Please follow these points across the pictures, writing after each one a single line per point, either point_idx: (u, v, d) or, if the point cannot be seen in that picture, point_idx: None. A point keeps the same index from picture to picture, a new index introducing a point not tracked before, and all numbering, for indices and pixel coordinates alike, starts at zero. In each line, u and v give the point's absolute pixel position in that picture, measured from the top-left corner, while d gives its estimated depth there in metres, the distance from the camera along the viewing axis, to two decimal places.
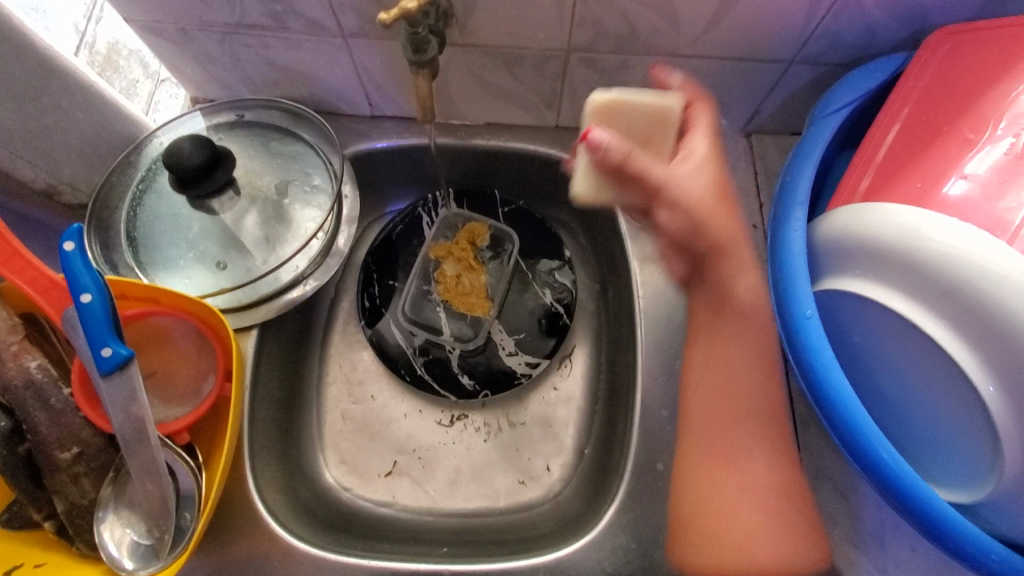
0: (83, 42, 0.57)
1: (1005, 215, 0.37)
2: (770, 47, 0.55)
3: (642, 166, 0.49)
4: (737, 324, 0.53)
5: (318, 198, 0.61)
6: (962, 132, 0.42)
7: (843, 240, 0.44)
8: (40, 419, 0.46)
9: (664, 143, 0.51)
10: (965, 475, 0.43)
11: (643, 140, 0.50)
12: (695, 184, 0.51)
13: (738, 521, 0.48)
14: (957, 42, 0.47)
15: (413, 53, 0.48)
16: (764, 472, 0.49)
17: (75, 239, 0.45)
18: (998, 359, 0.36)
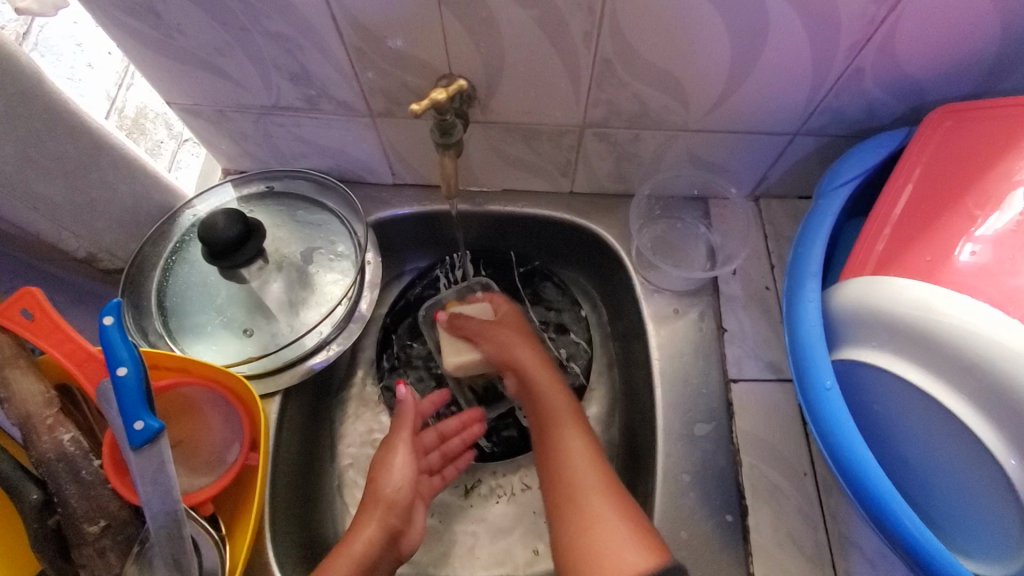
0: (114, 108, 0.85)
1: (1016, 292, 0.38)
2: (776, 123, 0.58)
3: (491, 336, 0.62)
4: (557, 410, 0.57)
5: (342, 265, 0.63)
6: (968, 209, 0.43)
7: (857, 311, 0.45)
8: (70, 492, 0.47)
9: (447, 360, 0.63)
10: (996, 549, 0.43)
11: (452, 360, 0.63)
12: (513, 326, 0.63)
13: (615, 549, 0.47)
14: (958, 120, 0.49)
15: (440, 136, 0.51)
16: (612, 521, 0.49)
17: (115, 313, 0.47)
18: (1020, 435, 0.37)
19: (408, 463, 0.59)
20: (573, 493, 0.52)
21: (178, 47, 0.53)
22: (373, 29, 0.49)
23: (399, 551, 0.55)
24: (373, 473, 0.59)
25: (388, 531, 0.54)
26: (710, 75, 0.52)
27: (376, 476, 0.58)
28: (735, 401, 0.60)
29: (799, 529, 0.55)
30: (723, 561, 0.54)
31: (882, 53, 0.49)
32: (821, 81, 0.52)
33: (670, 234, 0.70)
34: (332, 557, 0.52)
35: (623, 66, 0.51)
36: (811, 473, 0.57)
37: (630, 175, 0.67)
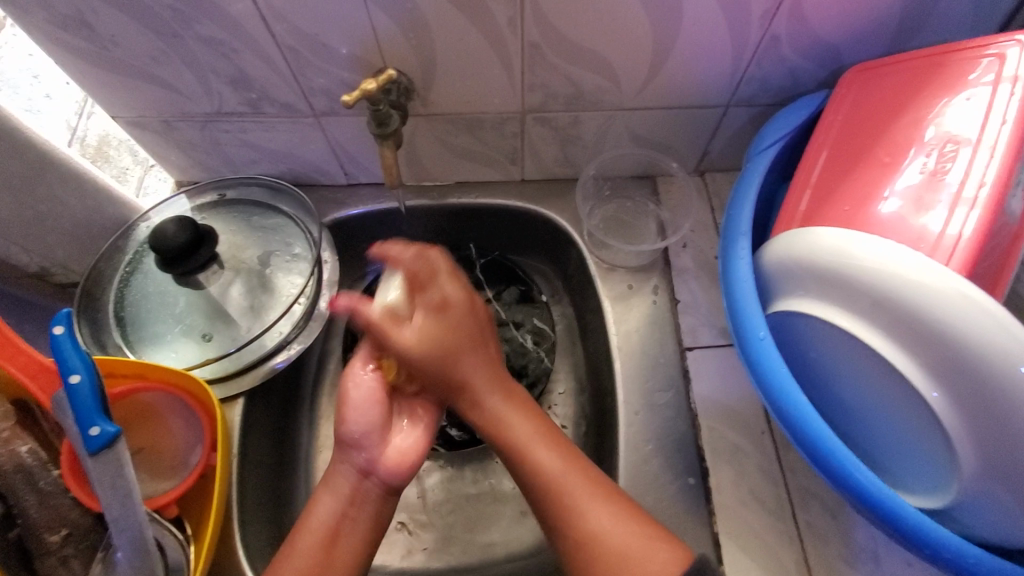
0: (76, 137, 0.66)
1: (923, 231, 0.41)
2: (706, 96, 0.60)
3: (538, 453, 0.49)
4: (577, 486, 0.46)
5: (299, 266, 0.63)
6: (878, 157, 0.46)
7: (786, 263, 0.46)
8: (30, 503, 0.47)
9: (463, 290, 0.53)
10: (932, 480, 0.44)
11: (417, 283, 0.52)
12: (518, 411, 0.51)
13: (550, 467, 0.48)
14: (867, 78, 0.51)
15: (377, 127, 0.54)
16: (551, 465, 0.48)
17: (65, 323, 0.46)
18: (933, 363, 0.39)
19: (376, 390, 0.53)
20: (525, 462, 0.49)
21: (116, 59, 0.54)
22: (304, 28, 0.51)
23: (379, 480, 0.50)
24: (463, 368, 0.50)
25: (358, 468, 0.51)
26: (635, 51, 0.54)
27: (486, 374, 0.51)
28: (691, 367, 0.62)
29: (759, 486, 0.56)
30: (688, 524, 0.55)
31: (794, 20, 0.51)
32: (741, 52, 0.54)
33: (621, 212, 0.72)
34: (494, 404, 0.50)
35: (551, 48, 0.53)
36: (769, 431, 0.59)
37: (577, 158, 0.69)
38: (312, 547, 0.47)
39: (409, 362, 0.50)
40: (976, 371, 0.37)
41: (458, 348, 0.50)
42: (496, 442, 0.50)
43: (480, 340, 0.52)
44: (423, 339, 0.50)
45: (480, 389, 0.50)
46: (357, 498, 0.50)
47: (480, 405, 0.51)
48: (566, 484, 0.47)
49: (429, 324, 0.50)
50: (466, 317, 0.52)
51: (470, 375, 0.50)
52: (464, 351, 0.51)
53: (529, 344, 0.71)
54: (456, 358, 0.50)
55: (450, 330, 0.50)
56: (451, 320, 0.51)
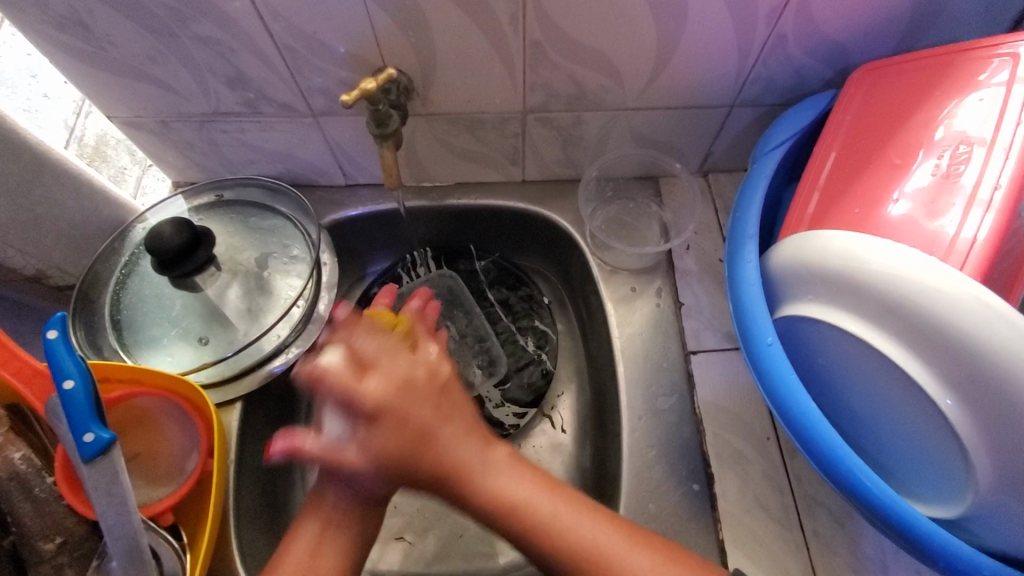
0: (73, 137, 0.64)
1: (937, 234, 0.40)
2: (711, 95, 0.59)
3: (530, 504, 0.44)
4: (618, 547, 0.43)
5: (297, 268, 0.62)
6: (890, 158, 0.45)
7: (795, 267, 0.45)
8: (25, 511, 0.46)
9: (421, 368, 0.46)
10: (945, 490, 0.43)
11: (365, 361, 0.44)
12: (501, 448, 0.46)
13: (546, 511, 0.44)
14: (877, 77, 0.50)
15: (376, 128, 0.53)
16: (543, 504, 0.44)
17: (59, 327, 0.45)
18: (948, 370, 0.38)
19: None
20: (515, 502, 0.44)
21: (111, 58, 0.53)
22: (302, 26, 0.50)
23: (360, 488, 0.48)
24: (441, 451, 0.44)
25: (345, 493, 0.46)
26: (639, 50, 0.53)
27: (468, 438, 0.45)
28: (696, 371, 0.61)
29: (765, 493, 0.55)
30: (693, 532, 0.54)
31: (802, 19, 0.50)
32: (747, 51, 0.53)
33: (624, 214, 0.71)
34: (490, 480, 0.44)
35: (553, 47, 0.52)
36: (774, 437, 0.58)
37: (579, 159, 0.68)
38: (299, 554, 0.45)
39: (362, 426, 0.44)
40: (992, 377, 0.36)
41: (430, 426, 0.44)
42: (489, 513, 0.44)
43: (448, 405, 0.46)
44: (372, 442, 0.42)
45: (472, 468, 0.44)
46: (341, 510, 0.47)
47: (481, 488, 0.44)
48: (564, 527, 0.43)
49: (378, 435, 0.42)
50: (424, 401, 0.44)
51: (458, 457, 0.44)
52: (435, 426, 0.44)
53: (531, 347, 0.71)
54: (433, 441, 0.44)
55: (410, 414, 0.43)
56: (405, 380, 0.44)
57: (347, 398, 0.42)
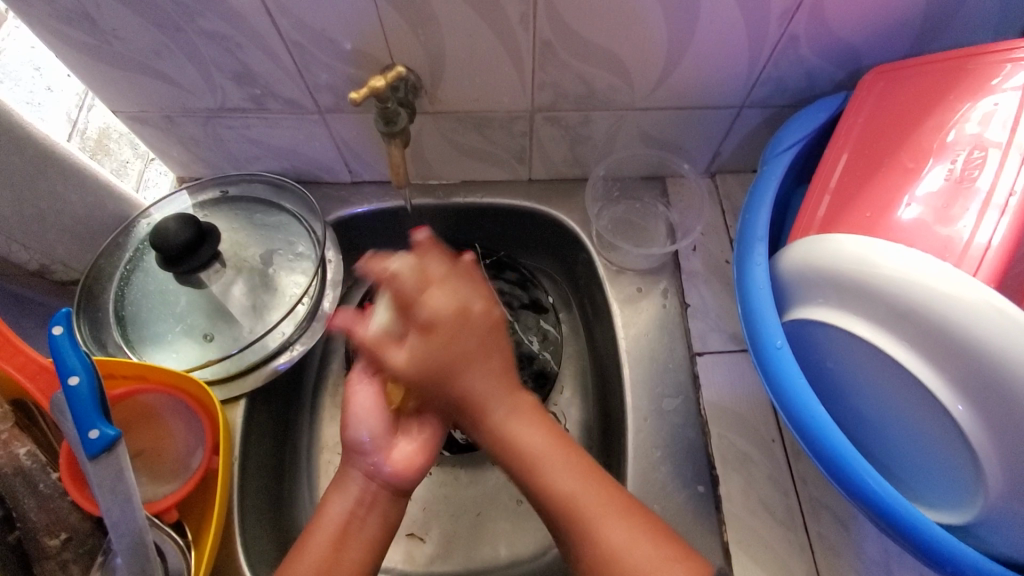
0: (76, 129, 0.61)
1: (949, 240, 0.40)
2: (720, 96, 0.58)
3: (551, 473, 0.47)
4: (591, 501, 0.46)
5: (302, 265, 0.62)
6: (902, 162, 0.45)
7: (805, 271, 0.45)
8: (29, 506, 0.46)
9: (477, 301, 0.50)
10: (955, 496, 0.43)
11: (416, 296, 0.49)
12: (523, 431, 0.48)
13: (563, 486, 0.46)
14: (889, 80, 0.50)
15: (384, 125, 0.52)
16: (569, 483, 0.46)
17: (64, 322, 0.44)
18: (960, 376, 0.38)
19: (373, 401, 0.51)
20: (537, 476, 0.47)
21: (118, 53, 0.53)
22: (311, 23, 0.49)
23: (385, 482, 0.49)
24: (464, 386, 0.48)
25: (368, 473, 0.49)
26: (649, 50, 0.52)
27: (495, 390, 0.49)
28: (701, 373, 0.61)
29: (769, 495, 0.55)
30: (697, 533, 0.54)
31: (814, 20, 0.50)
32: (758, 52, 0.53)
33: (630, 214, 0.71)
34: (506, 421, 0.49)
35: (563, 46, 0.52)
36: (780, 439, 0.58)
37: (586, 158, 0.68)
38: (322, 544, 0.46)
39: (407, 381, 0.48)
40: (1006, 385, 0.36)
41: (472, 358, 0.48)
42: (503, 451, 0.49)
43: (491, 343, 0.50)
44: (427, 356, 0.47)
45: (495, 407, 0.49)
46: (367, 501, 0.49)
47: (499, 427, 0.48)
48: (563, 475, 0.47)
49: (428, 347, 0.48)
50: (474, 334, 0.49)
51: (478, 392, 0.48)
52: (466, 381, 0.48)
53: (536, 347, 0.70)
54: (462, 375, 0.48)
55: (455, 342, 0.48)
56: (429, 357, 0.48)
57: (376, 347, 0.49)
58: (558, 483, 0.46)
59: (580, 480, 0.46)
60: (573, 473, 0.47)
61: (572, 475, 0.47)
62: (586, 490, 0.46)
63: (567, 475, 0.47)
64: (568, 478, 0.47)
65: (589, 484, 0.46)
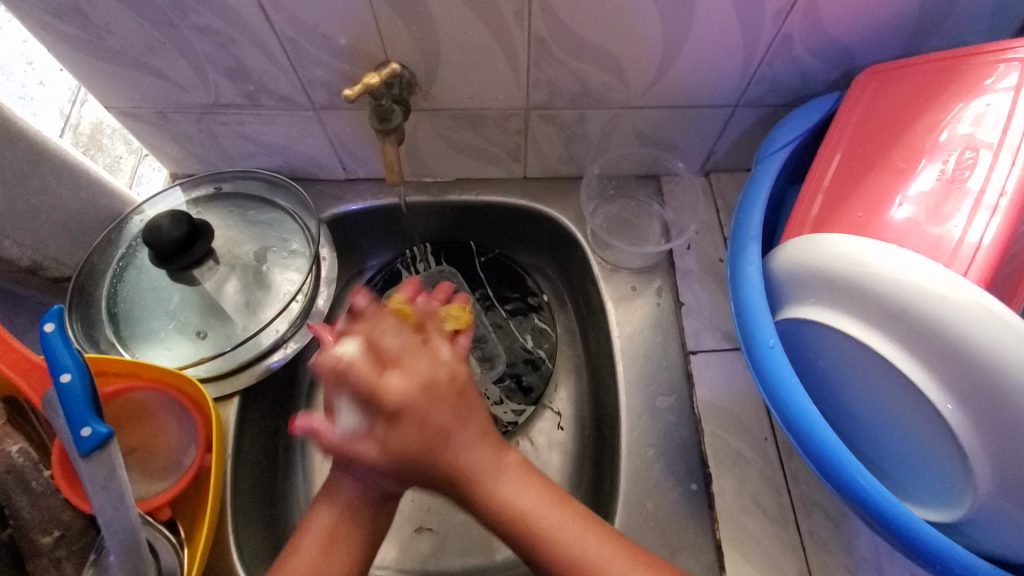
0: (67, 123, 0.71)
1: (940, 240, 0.40)
2: (715, 95, 0.58)
3: (547, 529, 0.44)
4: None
5: (296, 262, 0.62)
6: (894, 162, 0.45)
7: (798, 271, 0.45)
8: (21, 504, 0.46)
9: (442, 370, 0.45)
10: (944, 494, 0.44)
11: (387, 359, 0.44)
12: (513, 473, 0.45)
13: (563, 542, 0.43)
14: (882, 79, 0.50)
15: (378, 122, 0.52)
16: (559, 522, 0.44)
17: (56, 320, 0.44)
18: (951, 376, 0.38)
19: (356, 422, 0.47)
20: (533, 534, 0.44)
21: (110, 48, 0.52)
22: (304, 19, 0.49)
23: (377, 489, 0.47)
24: (456, 441, 0.44)
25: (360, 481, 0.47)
26: (644, 48, 0.52)
27: (477, 441, 0.45)
28: (695, 372, 0.61)
29: (761, 493, 0.56)
30: (689, 531, 0.54)
31: (808, 20, 0.50)
32: (753, 51, 0.53)
33: (625, 212, 0.71)
34: (501, 487, 0.45)
35: (558, 44, 0.52)
36: (772, 437, 0.58)
37: (581, 156, 0.68)
38: (311, 551, 0.45)
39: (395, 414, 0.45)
40: (995, 385, 0.36)
41: (450, 429, 0.44)
42: (495, 520, 0.45)
43: (465, 412, 0.45)
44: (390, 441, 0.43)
45: (484, 473, 0.45)
46: (354, 508, 0.47)
47: (492, 496, 0.44)
48: (570, 539, 0.43)
49: (397, 436, 0.43)
50: (444, 404, 0.44)
51: (469, 459, 0.44)
52: (454, 428, 0.44)
53: (530, 344, 0.71)
54: (449, 444, 0.44)
55: (428, 420, 0.43)
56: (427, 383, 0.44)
57: (345, 448, 0.43)
58: (556, 541, 0.43)
59: (580, 530, 0.44)
60: (571, 526, 0.44)
61: (570, 525, 0.44)
62: (588, 542, 0.43)
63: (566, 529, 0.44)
64: (564, 531, 0.44)
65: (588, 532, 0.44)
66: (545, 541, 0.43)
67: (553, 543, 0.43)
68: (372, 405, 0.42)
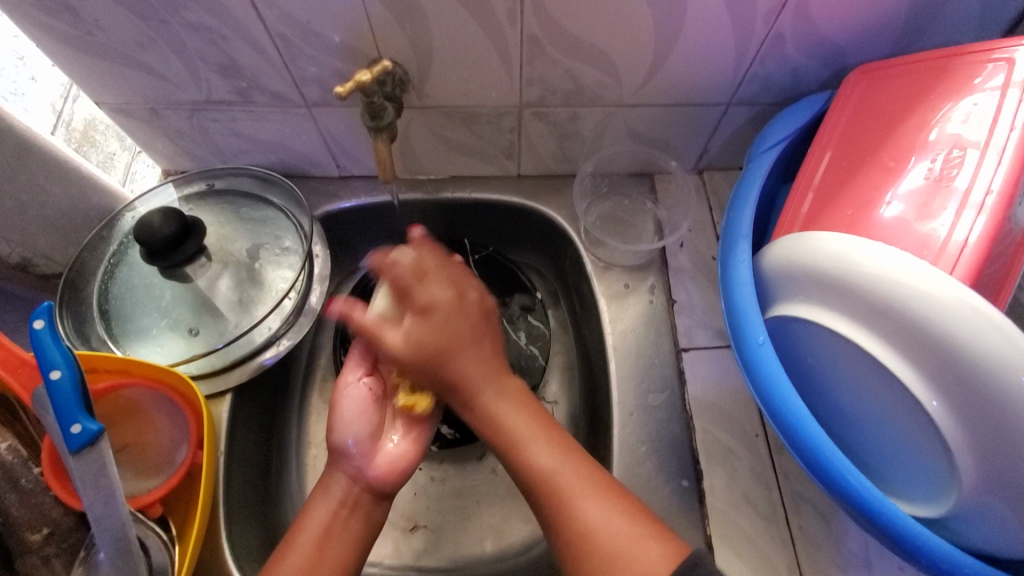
0: (60, 121, 0.62)
1: (928, 238, 0.40)
2: (708, 94, 0.59)
3: (530, 446, 0.49)
4: (570, 485, 0.46)
5: (289, 259, 0.62)
6: (883, 161, 0.45)
7: (788, 268, 0.46)
8: (10, 502, 0.46)
9: (462, 291, 0.54)
10: (931, 491, 0.44)
11: (411, 298, 0.53)
12: (511, 395, 0.51)
13: (546, 462, 0.48)
14: (873, 78, 0.50)
15: (371, 120, 0.52)
16: (545, 445, 0.48)
17: (45, 317, 0.44)
18: (937, 374, 0.38)
19: (365, 400, 0.54)
20: (515, 446, 0.49)
21: (100, 44, 0.52)
22: (296, 15, 0.49)
23: (368, 484, 0.50)
24: (459, 366, 0.50)
25: (352, 473, 0.50)
26: (637, 46, 0.53)
27: (487, 373, 0.51)
28: (686, 369, 0.61)
29: (753, 490, 0.56)
30: (681, 527, 0.55)
31: (799, 19, 0.50)
32: (745, 50, 0.53)
33: (619, 210, 0.71)
34: (494, 401, 0.50)
35: (551, 42, 0.52)
36: (763, 434, 0.58)
37: (575, 154, 0.68)
38: (307, 543, 0.46)
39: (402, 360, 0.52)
40: (979, 382, 0.37)
41: (460, 345, 0.51)
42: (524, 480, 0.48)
43: (483, 330, 0.53)
44: (414, 337, 0.51)
45: (478, 386, 0.50)
46: (350, 502, 0.49)
47: (485, 406, 0.50)
48: (549, 460, 0.48)
49: (421, 330, 0.51)
50: (465, 320, 0.52)
51: (467, 372, 0.51)
52: (455, 351, 0.51)
53: (523, 343, 0.70)
54: (473, 371, 0.51)
55: (446, 330, 0.51)
56: (443, 324, 0.51)
57: (374, 329, 0.53)
58: (538, 455, 0.48)
59: (580, 468, 0.47)
60: (550, 452, 0.48)
61: (552, 454, 0.48)
62: (579, 463, 0.48)
63: (551, 454, 0.48)
64: (553, 455, 0.48)
65: (580, 463, 0.48)
66: (528, 458, 0.48)
67: (538, 459, 0.48)
68: (405, 298, 0.53)
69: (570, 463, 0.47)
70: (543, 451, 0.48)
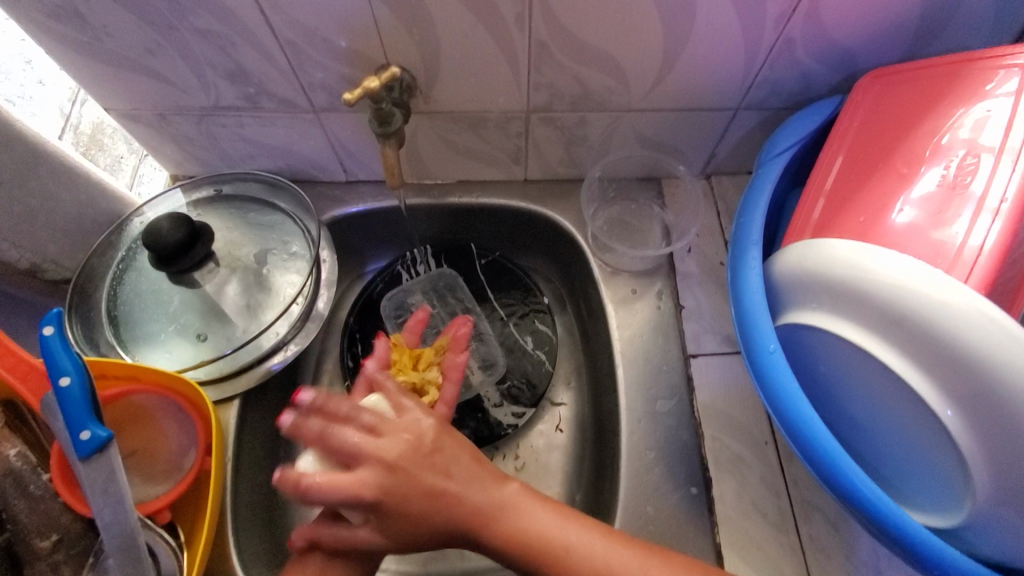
0: (70, 125, 0.63)
1: (943, 246, 0.40)
2: (717, 99, 0.58)
3: (555, 541, 0.43)
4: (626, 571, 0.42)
5: (296, 265, 0.62)
6: (895, 167, 0.45)
7: (800, 276, 0.45)
8: (20, 507, 0.47)
9: (407, 428, 0.45)
10: (945, 501, 0.44)
11: (374, 425, 0.45)
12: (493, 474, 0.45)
13: (541, 523, 0.43)
14: (885, 83, 0.50)
15: (379, 125, 0.52)
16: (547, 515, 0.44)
17: (55, 323, 0.44)
18: (953, 384, 0.38)
19: None
20: (546, 547, 0.42)
21: (109, 50, 0.52)
22: (304, 21, 0.49)
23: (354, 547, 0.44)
24: (450, 505, 0.42)
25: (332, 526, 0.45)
26: (646, 51, 0.52)
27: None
28: (695, 375, 0.61)
29: (762, 497, 0.55)
30: (689, 535, 0.54)
31: (809, 23, 0.50)
32: (754, 54, 0.53)
33: (626, 215, 0.71)
34: (507, 517, 0.43)
35: (559, 48, 0.52)
36: (773, 441, 0.58)
37: (582, 159, 0.67)
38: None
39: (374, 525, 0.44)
40: (994, 394, 0.36)
41: (442, 480, 0.43)
42: None
43: (446, 455, 0.44)
44: (391, 505, 0.42)
45: (485, 512, 0.43)
46: (335, 556, 0.44)
47: (500, 532, 0.43)
48: (573, 543, 0.43)
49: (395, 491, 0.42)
50: (429, 454, 0.44)
51: (471, 501, 0.43)
52: (443, 482, 0.43)
53: (530, 347, 0.70)
54: (446, 496, 0.43)
55: (416, 482, 0.42)
56: (411, 444, 0.44)
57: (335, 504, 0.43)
58: (575, 543, 0.43)
59: (576, 524, 0.44)
60: (545, 511, 0.44)
61: (546, 511, 0.44)
62: (575, 525, 0.44)
63: (543, 512, 0.44)
64: (544, 516, 0.44)
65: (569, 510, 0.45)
66: (556, 551, 0.42)
67: (561, 540, 0.43)
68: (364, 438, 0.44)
69: (596, 537, 0.43)
70: (538, 508, 0.44)
